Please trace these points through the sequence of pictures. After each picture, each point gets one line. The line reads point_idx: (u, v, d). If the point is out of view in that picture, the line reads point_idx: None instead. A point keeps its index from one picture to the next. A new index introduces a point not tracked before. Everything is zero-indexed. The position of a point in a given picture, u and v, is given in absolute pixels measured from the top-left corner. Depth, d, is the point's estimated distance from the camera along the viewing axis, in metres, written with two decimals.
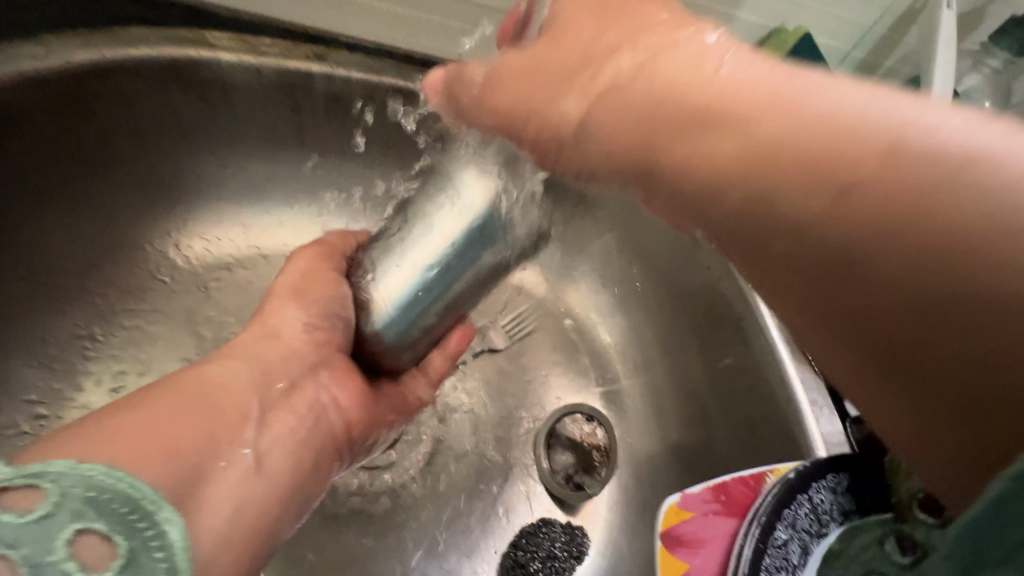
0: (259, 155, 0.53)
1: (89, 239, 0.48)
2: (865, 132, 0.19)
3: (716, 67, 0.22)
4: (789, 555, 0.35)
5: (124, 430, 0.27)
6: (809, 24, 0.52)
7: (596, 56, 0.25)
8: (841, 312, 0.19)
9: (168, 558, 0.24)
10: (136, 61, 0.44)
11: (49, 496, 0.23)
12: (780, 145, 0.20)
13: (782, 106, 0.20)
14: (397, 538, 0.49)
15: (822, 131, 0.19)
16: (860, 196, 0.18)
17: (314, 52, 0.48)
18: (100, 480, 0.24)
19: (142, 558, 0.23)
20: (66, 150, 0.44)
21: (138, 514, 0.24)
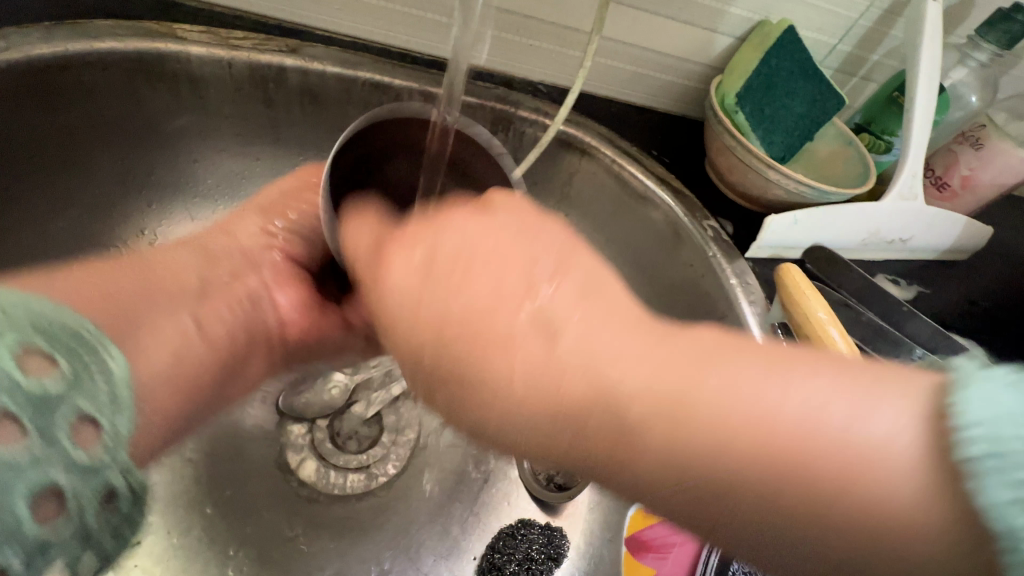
0: (234, 151, 0.52)
1: (55, 237, 0.47)
2: (663, 397, 0.21)
3: (514, 307, 0.23)
4: None
5: (84, 284, 0.32)
6: (794, 16, 0.52)
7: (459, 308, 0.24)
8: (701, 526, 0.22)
9: (110, 388, 0.25)
10: (101, 55, 0.43)
11: (18, 334, 0.23)
12: (627, 409, 0.21)
13: (593, 373, 0.21)
14: (373, 541, 0.48)
15: (594, 379, 0.22)
16: (692, 441, 0.20)
17: (286, 45, 0.47)
18: (45, 317, 0.25)
19: (83, 377, 0.24)
20: (29, 145, 0.43)
21: (83, 349, 0.25)
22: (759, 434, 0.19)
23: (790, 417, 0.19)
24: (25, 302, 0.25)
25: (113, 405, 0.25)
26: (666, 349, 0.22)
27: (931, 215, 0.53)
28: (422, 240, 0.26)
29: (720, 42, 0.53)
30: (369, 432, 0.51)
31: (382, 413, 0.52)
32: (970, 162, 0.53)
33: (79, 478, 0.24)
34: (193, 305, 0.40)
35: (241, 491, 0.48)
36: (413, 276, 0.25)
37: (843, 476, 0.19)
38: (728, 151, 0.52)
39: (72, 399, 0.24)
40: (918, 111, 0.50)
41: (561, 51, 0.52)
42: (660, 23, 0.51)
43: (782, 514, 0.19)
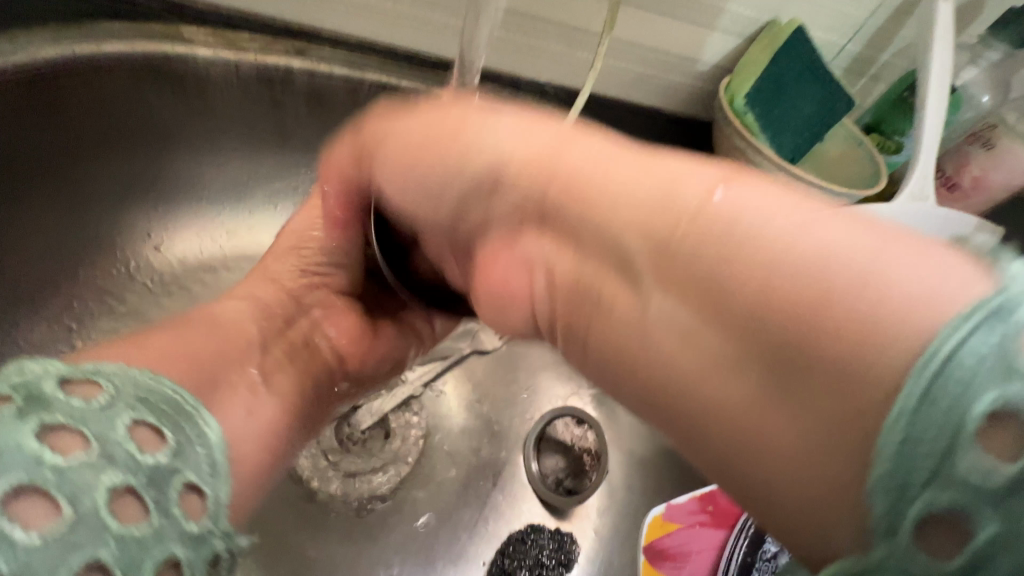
0: (240, 154, 0.52)
1: (60, 242, 0.47)
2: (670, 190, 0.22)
3: (487, 118, 0.29)
4: None
5: (145, 350, 0.29)
6: (804, 16, 0.51)
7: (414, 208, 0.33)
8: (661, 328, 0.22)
9: (209, 453, 0.24)
10: (107, 59, 0.43)
11: (103, 389, 0.23)
12: (588, 178, 0.24)
13: (582, 185, 0.24)
14: (381, 546, 0.48)
15: (587, 202, 0.24)
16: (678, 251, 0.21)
17: (293, 47, 0.47)
18: (146, 382, 0.25)
19: (187, 450, 0.23)
20: (34, 149, 0.43)
21: (180, 414, 0.25)
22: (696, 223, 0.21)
23: (714, 211, 0.21)
24: (125, 373, 0.25)
25: (212, 471, 0.24)
26: (657, 167, 0.23)
27: (943, 215, 0.52)
28: (421, 110, 0.32)
29: (728, 43, 0.53)
30: (376, 436, 0.51)
31: (388, 417, 0.52)
32: (981, 162, 0.53)
33: (192, 549, 0.22)
34: (258, 358, 0.37)
35: None
36: (416, 128, 0.32)
37: (857, 279, 0.17)
38: (738, 152, 0.51)
39: (172, 462, 0.22)
40: (930, 111, 0.49)
41: (569, 52, 0.51)
42: (669, 24, 0.50)
43: (776, 339, 0.18)
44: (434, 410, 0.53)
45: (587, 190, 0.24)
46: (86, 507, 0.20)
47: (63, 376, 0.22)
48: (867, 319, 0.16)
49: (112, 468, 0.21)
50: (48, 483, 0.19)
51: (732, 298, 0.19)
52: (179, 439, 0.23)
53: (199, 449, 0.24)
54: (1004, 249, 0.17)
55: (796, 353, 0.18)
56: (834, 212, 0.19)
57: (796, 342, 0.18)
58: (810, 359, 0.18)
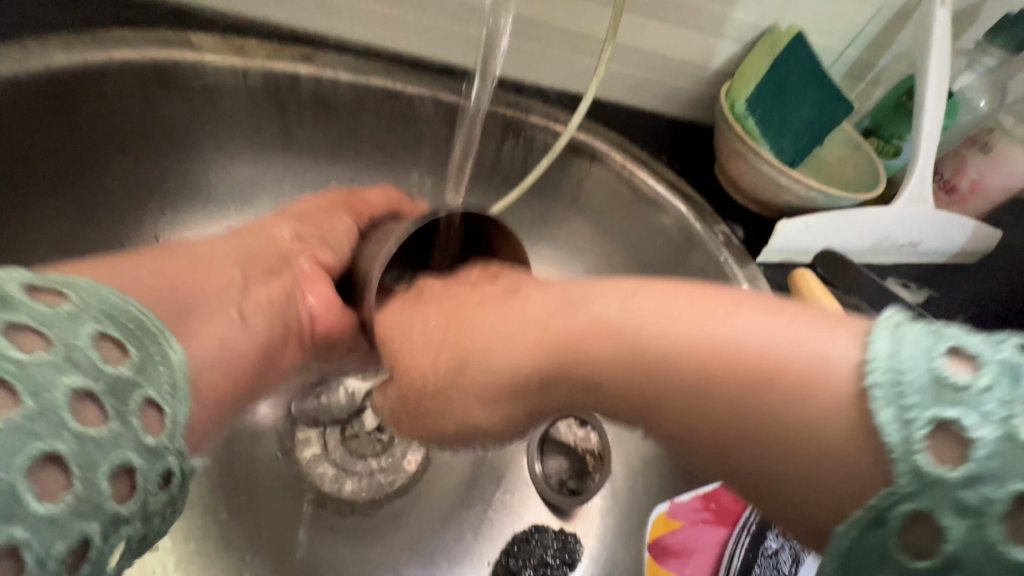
0: (247, 158, 0.52)
1: (71, 244, 0.47)
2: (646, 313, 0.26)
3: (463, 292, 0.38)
4: (780, 565, 0.35)
5: (119, 270, 0.30)
6: (803, 22, 0.52)
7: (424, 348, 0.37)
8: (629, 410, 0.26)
9: (170, 372, 0.24)
10: (118, 64, 0.43)
11: (71, 300, 0.23)
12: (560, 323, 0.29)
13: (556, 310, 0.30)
14: (386, 546, 0.48)
15: (561, 332, 0.28)
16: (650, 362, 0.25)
17: (301, 53, 0.48)
18: (113, 300, 0.25)
19: (148, 366, 0.23)
20: (45, 152, 0.43)
21: (143, 332, 0.24)
22: (690, 350, 0.24)
23: (722, 335, 0.23)
24: (92, 288, 0.25)
25: (173, 391, 0.24)
26: (675, 297, 0.26)
27: (941, 218, 0.53)
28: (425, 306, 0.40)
29: (729, 48, 0.53)
30: (380, 438, 0.51)
31: (393, 419, 0.52)
32: (978, 166, 0.54)
33: (146, 459, 0.22)
34: (237, 299, 0.38)
35: (254, 496, 0.48)
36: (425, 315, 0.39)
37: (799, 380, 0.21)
38: (739, 156, 0.52)
39: (138, 376, 0.23)
40: (928, 116, 0.50)
41: (573, 58, 0.52)
42: (670, 30, 0.51)
43: (757, 441, 0.22)
44: None
45: (637, 330, 0.26)
46: (47, 402, 0.19)
47: (31, 285, 0.22)
48: (820, 445, 0.20)
49: (74, 370, 0.20)
50: (10, 376, 0.19)
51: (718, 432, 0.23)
52: (139, 354, 0.23)
53: (161, 374, 0.24)
54: (946, 335, 0.19)
55: (765, 436, 0.22)
56: (800, 316, 0.23)
57: (765, 462, 0.22)
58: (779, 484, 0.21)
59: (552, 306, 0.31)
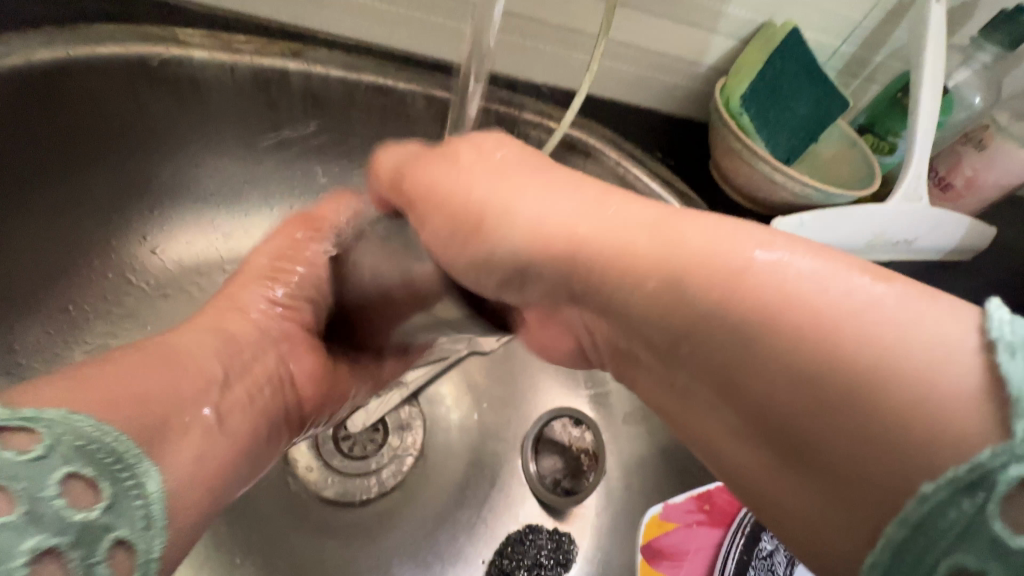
0: (236, 156, 0.52)
1: (55, 243, 0.47)
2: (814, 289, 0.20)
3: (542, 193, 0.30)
4: (775, 566, 0.35)
5: (95, 389, 0.27)
6: (798, 18, 0.51)
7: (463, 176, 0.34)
8: (783, 436, 0.20)
9: (146, 506, 0.24)
10: (102, 60, 0.42)
11: (44, 437, 0.22)
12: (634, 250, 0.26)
13: (670, 245, 0.25)
14: (380, 547, 0.48)
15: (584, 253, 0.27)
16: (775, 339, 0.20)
17: (289, 49, 0.47)
18: (89, 431, 0.24)
19: (123, 506, 0.23)
20: (28, 151, 0.43)
21: (121, 466, 0.24)
22: (787, 297, 0.21)
23: (760, 271, 0.22)
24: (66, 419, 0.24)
25: (145, 526, 0.23)
26: (774, 278, 0.21)
27: (936, 216, 0.53)
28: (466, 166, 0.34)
29: (724, 44, 0.53)
30: (373, 437, 0.51)
31: (386, 419, 0.52)
32: (973, 163, 0.54)
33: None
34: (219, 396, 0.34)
35: (245, 499, 0.47)
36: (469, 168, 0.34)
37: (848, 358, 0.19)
38: (734, 152, 0.51)
39: (108, 519, 0.22)
40: (923, 112, 0.49)
41: (566, 55, 0.51)
42: (665, 25, 0.50)
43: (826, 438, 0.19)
44: (432, 411, 0.53)
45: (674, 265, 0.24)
46: None
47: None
48: (905, 431, 0.17)
49: (35, 529, 0.20)
50: None
51: (764, 394, 0.21)
52: (149, 487, 0.25)
53: (143, 474, 0.25)
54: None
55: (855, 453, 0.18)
56: (891, 282, 0.20)
57: (805, 404, 0.19)
58: (858, 465, 0.18)
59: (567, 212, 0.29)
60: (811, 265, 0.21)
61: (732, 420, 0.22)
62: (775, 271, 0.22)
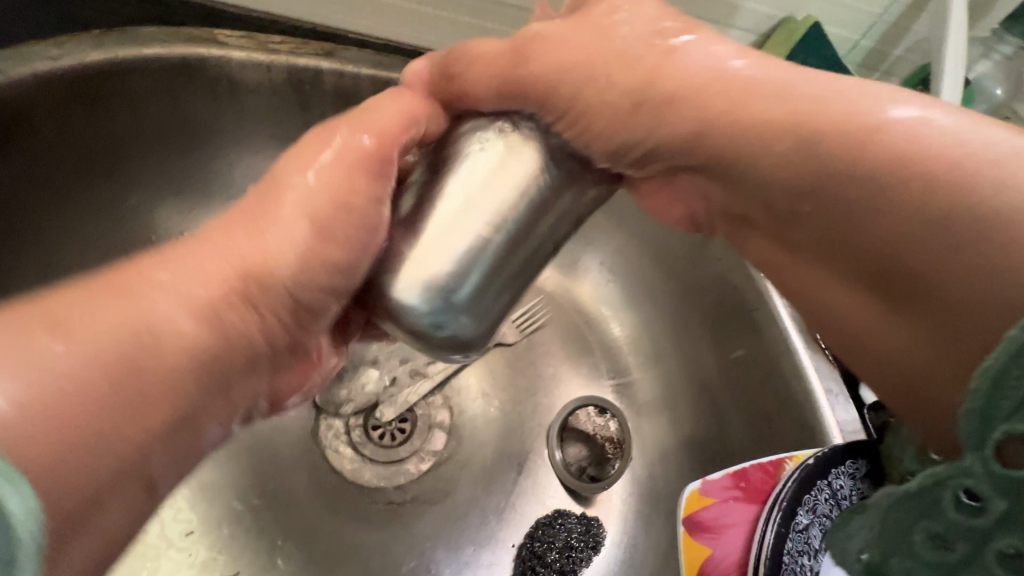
0: (270, 154, 0.53)
1: (98, 234, 0.49)
2: (850, 114, 0.29)
3: (730, 65, 0.32)
4: (810, 539, 0.36)
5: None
6: (818, 13, 0.52)
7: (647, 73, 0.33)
8: (865, 261, 0.29)
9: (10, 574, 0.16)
10: (146, 61, 0.44)
11: None
12: (777, 116, 0.30)
13: (817, 104, 0.29)
14: (413, 530, 0.49)
15: (743, 112, 0.30)
16: (889, 154, 0.27)
17: (323, 49, 0.49)
18: None
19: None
20: (76, 147, 0.45)
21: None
22: (903, 163, 0.27)
23: (896, 125, 0.28)
24: None
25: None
26: (845, 117, 0.29)
27: None
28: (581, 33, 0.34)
29: (745, 40, 0.54)
30: (402, 427, 0.52)
31: (413, 409, 0.53)
32: None
33: None
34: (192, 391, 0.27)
35: (281, 484, 0.49)
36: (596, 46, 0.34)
37: (952, 197, 0.26)
38: None
39: None
40: (945, 103, 0.49)
41: None
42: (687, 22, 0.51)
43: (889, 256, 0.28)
44: (459, 400, 0.55)
45: (808, 119, 0.29)
46: None
47: None
48: (985, 244, 0.25)
49: None
50: None
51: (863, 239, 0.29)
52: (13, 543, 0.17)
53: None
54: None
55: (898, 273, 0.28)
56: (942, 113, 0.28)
57: (910, 264, 0.27)
58: (936, 287, 0.27)
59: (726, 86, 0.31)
60: (939, 115, 0.28)
61: (838, 269, 0.31)
62: (948, 132, 0.27)
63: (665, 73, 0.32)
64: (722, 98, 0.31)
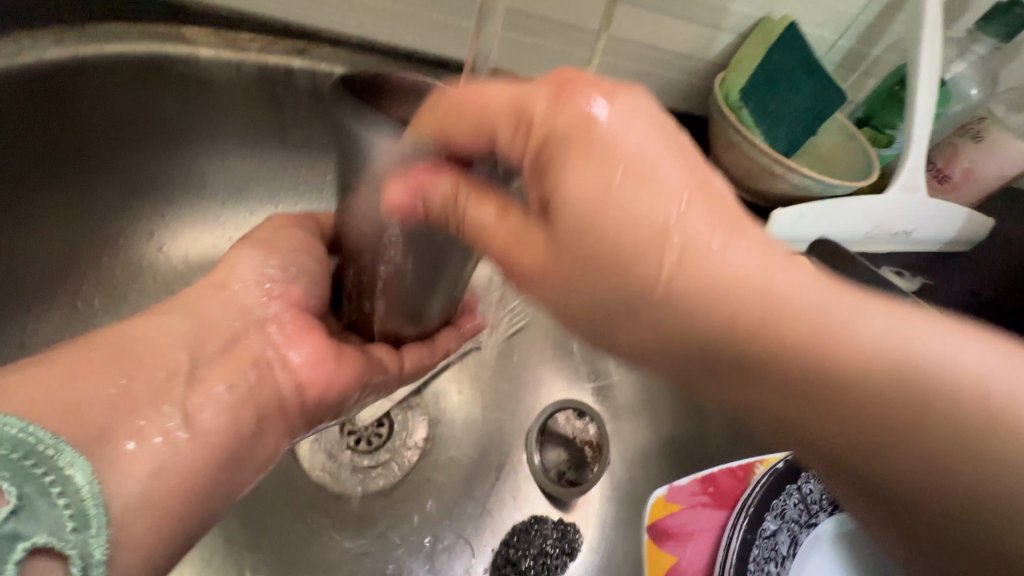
0: (243, 155, 0.52)
1: (66, 238, 0.47)
2: (844, 338, 0.23)
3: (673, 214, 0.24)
4: (777, 546, 0.34)
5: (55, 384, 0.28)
6: (796, 13, 0.52)
7: (620, 228, 0.25)
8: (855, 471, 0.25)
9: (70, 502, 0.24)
10: (110, 58, 0.43)
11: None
12: (737, 305, 0.24)
13: (789, 310, 0.23)
14: (387, 539, 0.48)
15: (678, 296, 0.25)
16: (887, 390, 0.23)
17: (295, 47, 0.48)
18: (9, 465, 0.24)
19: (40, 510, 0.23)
20: (38, 144, 0.43)
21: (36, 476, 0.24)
22: (904, 384, 0.23)
23: (889, 344, 0.23)
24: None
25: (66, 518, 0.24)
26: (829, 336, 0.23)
27: (935, 207, 0.53)
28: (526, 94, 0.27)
29: (724, 39, 0.53)
30: (380, 432, 0.52)
31: (391, 412, 0.53)
32: (971, 155, 0.54)
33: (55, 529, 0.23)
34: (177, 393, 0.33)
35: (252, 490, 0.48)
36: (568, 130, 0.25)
37: (945, 431, 0.23)
38: (734, 145, 0.51)
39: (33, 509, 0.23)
40: (920, 103, 0.50)
41: (569, 50, 0.52)
42: (666, 20, 0.51)
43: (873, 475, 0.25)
44: (438, 404, 0.54)
45: (818, 340, 0.23)
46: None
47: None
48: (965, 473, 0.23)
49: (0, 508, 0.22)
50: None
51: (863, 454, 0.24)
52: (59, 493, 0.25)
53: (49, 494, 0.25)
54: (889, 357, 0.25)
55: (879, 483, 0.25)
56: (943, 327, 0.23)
57: (889, 485, 0.24)
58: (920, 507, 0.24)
59: (677, 229, 0.24)
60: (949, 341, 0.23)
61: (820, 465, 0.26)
62: (942, 347, 0.23)
63: (625, 201, 0.25)
64: (758, 308, 0.24)
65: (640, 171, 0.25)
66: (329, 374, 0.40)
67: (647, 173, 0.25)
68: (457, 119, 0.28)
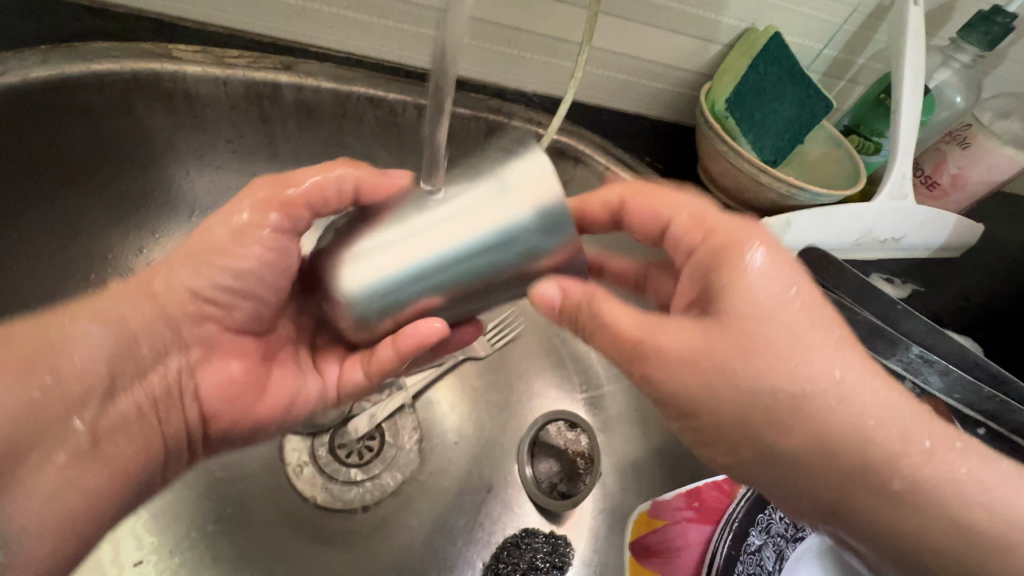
0: (232, 169, 0.53)
1: (52, 255, 0.47)
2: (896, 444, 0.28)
3: (786, 312, 0.29)
4: (763, 561, 0.35)
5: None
6: (780, 23, 0.52)
7: (784, 330, 0.28)
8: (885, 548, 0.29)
9: None
10: (96, 75, 0.43)
11: None
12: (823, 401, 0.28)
13: (860, 410, 0.28)
14: (379, 556, 0.48)
15: (793, 390, 0.28)
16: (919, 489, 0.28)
17: (282, 63, 0.48)
18: None
19: None
20: (23, 163, 0.44)
21: None
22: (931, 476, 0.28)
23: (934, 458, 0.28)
24: None
25: None
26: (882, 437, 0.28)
27: (924, 214, 0.53)
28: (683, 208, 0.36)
29: (709, 50, 0.54)
30: (370, 445, 0.52)
31: (382, 425, 0.52)
32: (958, 161, 0.55)
33: None
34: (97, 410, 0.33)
35: (241, 505, 0.48)
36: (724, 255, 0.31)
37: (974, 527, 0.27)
38: (720, 156, 0.52)
39: None
40: (905, 111, 0.50)
41: (553, 62, 0.53)
42: (649, 32, 0.52)
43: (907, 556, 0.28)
44: (430, 416, 0.54)
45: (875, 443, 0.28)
46: None
47: None
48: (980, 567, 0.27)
49: None
50: None
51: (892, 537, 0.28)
52: None
53: None
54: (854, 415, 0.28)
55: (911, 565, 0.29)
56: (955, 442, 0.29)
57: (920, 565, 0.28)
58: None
59: (790, 338, 0.28)
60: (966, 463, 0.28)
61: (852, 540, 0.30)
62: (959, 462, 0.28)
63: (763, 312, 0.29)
64: (840, 415, 0.28)
65: (781, 300, 0.29)
66: (242, 408, 0.41)
67: (774, 291, 0.29)
68: (640, 208, 0.38)
